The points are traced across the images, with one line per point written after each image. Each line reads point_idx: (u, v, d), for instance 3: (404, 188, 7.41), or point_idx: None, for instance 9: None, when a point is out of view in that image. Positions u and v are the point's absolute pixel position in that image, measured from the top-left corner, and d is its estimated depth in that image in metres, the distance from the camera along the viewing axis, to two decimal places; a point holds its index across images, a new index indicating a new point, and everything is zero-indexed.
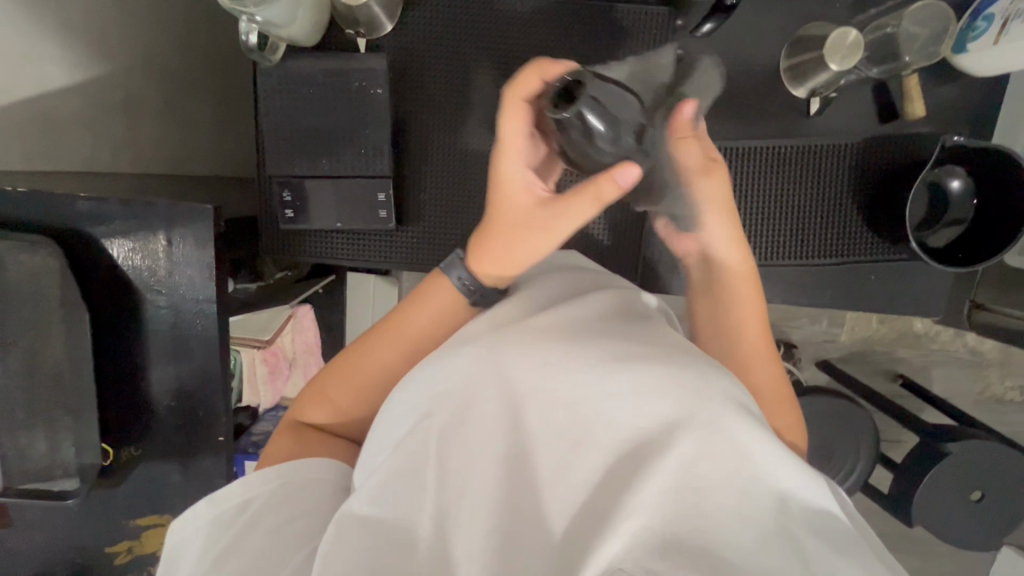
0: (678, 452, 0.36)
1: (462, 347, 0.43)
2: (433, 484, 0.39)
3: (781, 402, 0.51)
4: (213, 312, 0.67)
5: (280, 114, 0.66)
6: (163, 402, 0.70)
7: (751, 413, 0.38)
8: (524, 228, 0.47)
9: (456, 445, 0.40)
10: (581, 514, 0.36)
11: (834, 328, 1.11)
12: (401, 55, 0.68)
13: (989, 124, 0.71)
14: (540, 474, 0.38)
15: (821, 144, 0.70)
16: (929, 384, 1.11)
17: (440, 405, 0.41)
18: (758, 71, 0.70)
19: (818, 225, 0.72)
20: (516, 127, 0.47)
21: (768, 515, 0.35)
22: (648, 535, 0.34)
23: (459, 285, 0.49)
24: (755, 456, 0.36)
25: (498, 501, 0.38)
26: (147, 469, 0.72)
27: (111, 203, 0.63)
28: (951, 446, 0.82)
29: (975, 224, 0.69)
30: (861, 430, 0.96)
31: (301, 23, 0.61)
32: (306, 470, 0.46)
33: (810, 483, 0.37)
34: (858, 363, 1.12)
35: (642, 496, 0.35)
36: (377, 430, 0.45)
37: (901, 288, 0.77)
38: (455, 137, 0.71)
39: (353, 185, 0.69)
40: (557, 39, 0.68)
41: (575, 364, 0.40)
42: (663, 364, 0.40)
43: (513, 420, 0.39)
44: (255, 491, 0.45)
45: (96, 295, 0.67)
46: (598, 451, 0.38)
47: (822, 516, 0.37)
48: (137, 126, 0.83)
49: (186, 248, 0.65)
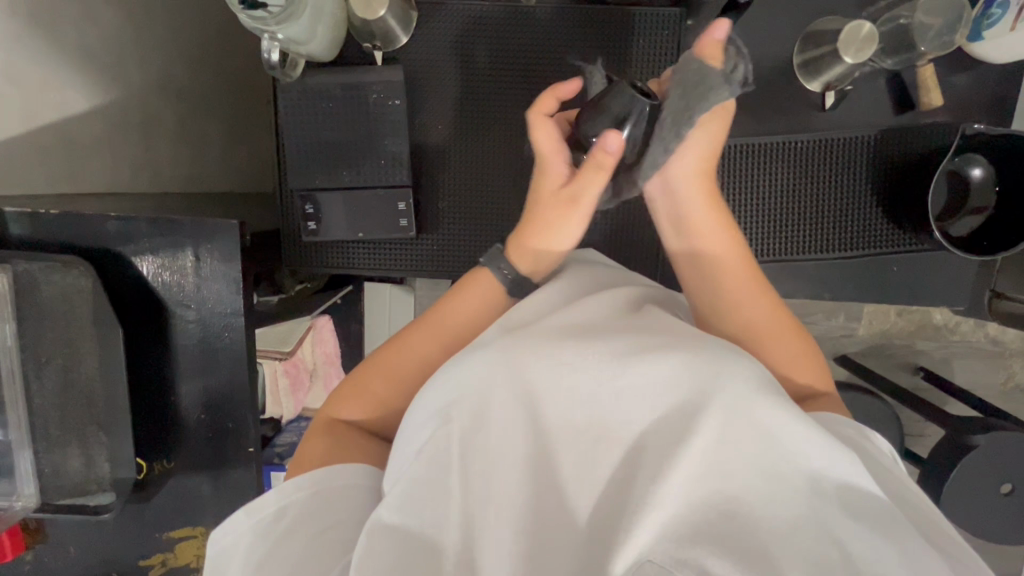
0: (702, 438, 0.37)
1: (477, 349, 0.44)
2: (458, 491, 0.40)
3: (804, 364, 0.51)
4: (241, 325, 0.68)
5: (300, 129, 0.67)
6: (194, 414, 0.70)
7: (773, 392, 0.39)
8: (554, 219, 0.52)
9: (477, 450, 0.40)
10: (609, 507, 0.38)
11: (852, 322, 1.11)
12: (415, 65, 0.69)
13: (1005, 110, 0.71)
14: (563, 471, 0.40)
15: (831, 137, 0.70)
16: (951, 375, 1.10)
17: (457, 409, 0.41)
18: (769, 68, 0.71)
19: (833, 218, 0.72)
20: (548, 132, 0.53)
21: (801, 498, 0.37)
22: (678, 524, 0.37)
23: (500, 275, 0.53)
24: (776, 435, 0.38)
25: (525, 503, 0.39)
26: (177, 483, 0.73)
27: (139, 222, 0.65)
28: (980, 439, 0.81)
29: (997, 211, 0.68)
30: (886, 424, 0.95)
31: (320, 40, 0.62)
32: (341, 475, 0.46)
33: (845, 463, 0.38)
34: (878, 356, 1.12)
35: (669, 485, 0.37)
36: (402, 436, 0.46)
37: (924, 277, 0.76)
38: (472, 144, 0.71)
39: (372, 196, 0.70)
40: (572, 42, 0.69)
41: (589, 359, 0.41)
42: (680, 352, 0.40)
43: (530, 421, 0.41)
44: (291, 498, 0.45)
45: (126, 313, 0.68)
46: (619, 447, 0.39)
47: (858, 494, 0.37)
48: (155, 145, 0.85)
49: (213, 263, 0.66)
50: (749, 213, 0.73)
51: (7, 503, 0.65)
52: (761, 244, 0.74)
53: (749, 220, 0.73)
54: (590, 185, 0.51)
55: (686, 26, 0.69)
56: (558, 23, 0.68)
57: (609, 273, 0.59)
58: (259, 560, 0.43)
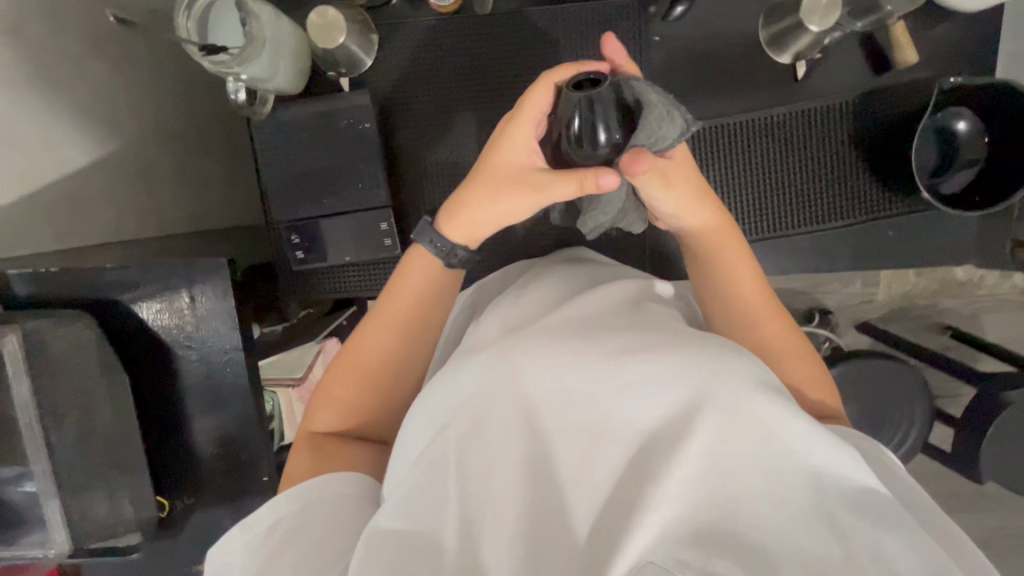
0: (700, 437, 0.37)
1: (471, 357, 0.44)
2: (455, 495, 0.40)
3: (796, 359, 0.52)
4: (241, 358, 0.69)
5: (278, 160, 0.67)
6: (208, 449, 0.72)
7: (772, 389, 0.40)
8: (508, 186, 0.50)
9: (476, 455, 0.41)
10: (611, 509, 0.38)
11: (870, 288, 1.08)
12: (381, 87, 0.70)
13: (989, 59, 0.68)
14: (560, 473, 0.40)
15: (813, 106, 0.69)
16: (982, 332, 1.07)
17: (455, 417, 0.42)
18: (736, 46, 0.69)
19: (819, 189, 0.71)
20: (538, 106, 0.49)
21: (804, 494, 0.36)
22: (678, 525, 0.37)
23: (433, 247, 0.53)
24: (775, 431, 0.37)
25: (524, 509, 0.39)
26: (200, 517, 0.75)
27: (135, 270, 0.66)
28: (1013, 395, 0.80)
29: (989, 163, 0.66)
30: (913, 388, 0.94)
31: (283, 74, 0.62)
32: (335, 485, 0.48)
33: (842, 452, 0.39)
34: (901, 320, 1.09)
35: (665, 484, 0.37)
36: (399, 445, 0.46)
37: (921, 240, 0.74)
38: (446, 157, 0.71)
39: (355, 219, 0.69)
40: (533, 43, 0.68)
41: (588, 360, 0.41)
42: (675, 351, 0.41)
43: (528, 426, 0.41)
44: (283, 512, 0.47)
45: (131, 357, 0.70)
46: (617, 447, 0.39)
47: (861, 490, 0.38)
48: (157, 191, 0.87)
49: (208, 301, 0.67)
50: (734, 191, 0.72)
51: (42, 552, 0.67)
52: (748, 222, 0.72)
53: (735, 199, 0.72)
54: (559, 184, 0.47)
55: (649, 13, 0.68)
56: (519, 29, 0.68)
57: (604, 275, 0.59)
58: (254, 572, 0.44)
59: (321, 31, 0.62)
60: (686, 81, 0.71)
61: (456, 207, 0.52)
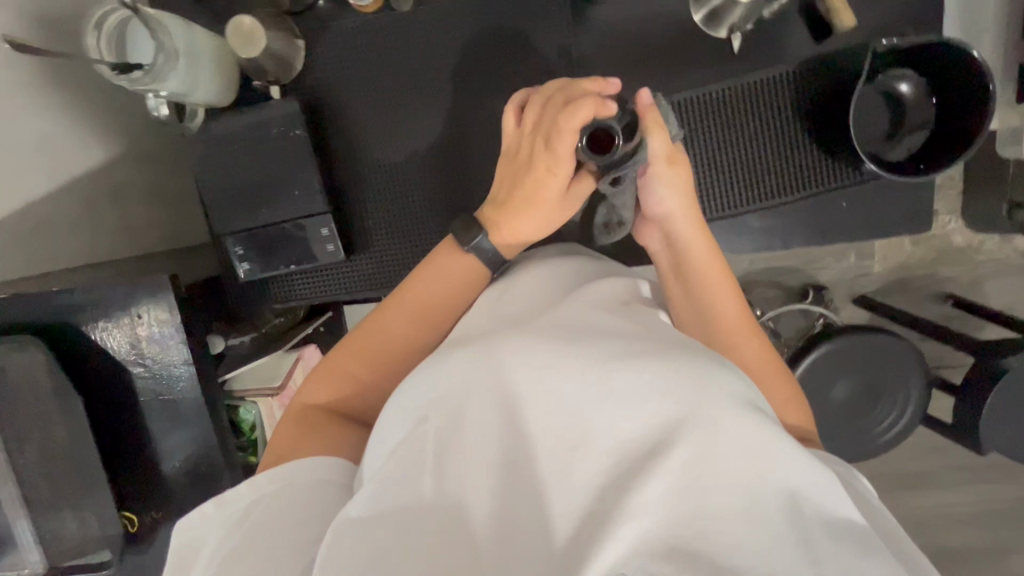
0: (680, 452, 0.36)
1: (451, 354, 0.44)
2: (428, 488, 0.39)
3: (772, 377, 0.52)
4: (192, 374, 0.69)
5: (215, 173, 0.67)
6: (169, 464, 0.73)
7: (760, 412, 0.39)
8: (553, 212, 0.56)
9: (453, 449, 0.40)
10: (582, 515, 0.36)
11: (865, 261, 1.04)
12: (310, 92, 0.70)
13: (934, 17, 0.65)
14: (539, 472, 0.38)
15: (750, 79, 0.67)
16: (985, 298, 1.03)
17: (434, 411, 0.42)
18: (668, 25, 0.68)
19: (767, 163, 0.69)
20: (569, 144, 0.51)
21: (779, 514, 0.35)
22: (652, 540, 0.35)
23: (487, 259, 0.57)
24: (755, 452, 0.36)
25: (495, 509, 0.38)
26: (170, 531, 0.76)
27: (80, 293, 0.66)
28: (1010, 361, 0.79)
29: (938, 125, 0.64)
30: (905, 360, 0.91)
31: (206, 86, 0.62)
32: (312, 471, 0.48)
33: (818, 475, 0.37)
34: (900, 292, 1.04)
35: (642, 496, 0.35)
36: (379, 429, 0.46)
37: (883, 210, 0.71)
38: (383, 159, 0.71)
39: (294, 227, 0.69)
40: (458, 38, 0.68)
41: (572, 364, 0.40)
42: (663, 362, 0.40)
43: (509, 422, 0.40)
44: (261, 491, 0.47)
45: (85, 378, 0.70)
46: (595, 452, 0.38)
47: (833, 517, 0.37)
48: (128, 212, 0.88)
49: (155, 318, 0.67)
50: None
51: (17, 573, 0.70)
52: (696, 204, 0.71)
53: None
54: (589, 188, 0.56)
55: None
56: (443, 22, 0.68)
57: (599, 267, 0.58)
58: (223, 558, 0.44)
59: (242, 39, 0.61)
60: (622, 65, 0.69)
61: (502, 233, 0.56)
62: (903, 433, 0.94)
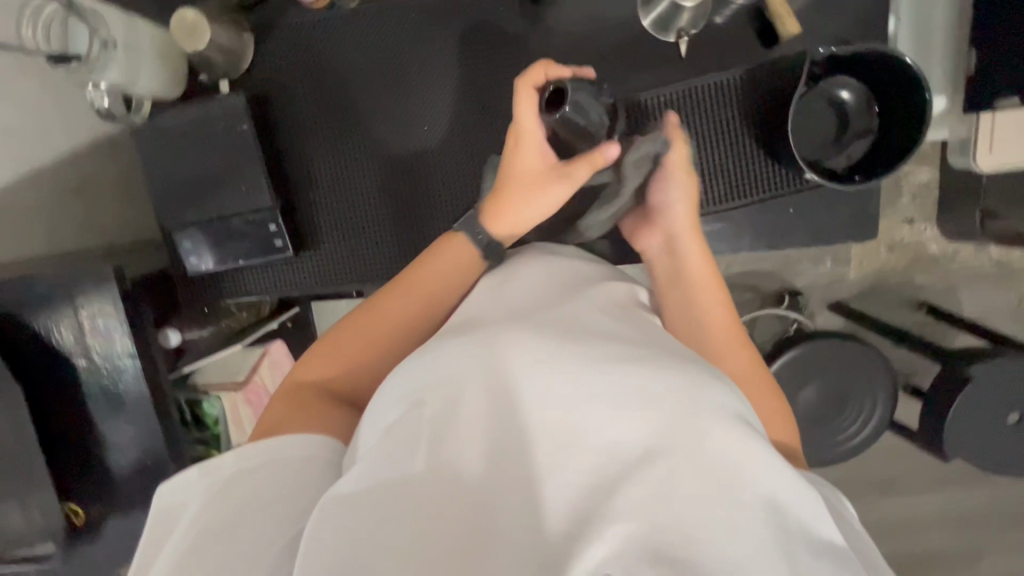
0: (673, 455, 0.33)
1: (449, 340, 0.42)
2: (420, 470, 0.35)
3: (758, 390, 0.51)
4: (137, 368, 0.69)
5: (164, 166, 0.67)
6: (115, 457, 0.73)
7: (748, 425, 0.37)
8: (538, 185, 0.56)
9: (447, 432, 0.36)
10: (576, 512, 0.32)
11: (840, 266, 1.03)
12: (260, 87, 0.70)
13: (877, 26, 0.66)
14: (537, 460, 0.34)
15: (697, 83, 0.67)
16: (958, 305, 1.03)
17: (430, 395, 0.38)
18: (616, 29, 0.68)
19: (717, 166, 0.69)
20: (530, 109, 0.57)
21: (764, 528, 0.32)
22: (637, 543, 0.31)
23: (479, 240, 0.56)
24: (743, 458, 0.34)
25: (480, 498, 0.34)
26: (118, 524, 0.75)
27: (23, 285, 0.66)
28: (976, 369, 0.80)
29: (881, 133, 0.65)
30: (870, 366, 0.92)
31: (148, 77, 0.63)
32: (301, 445, 0.45)
33: (795, 491, 0.36)
34: (876, 297, 1.03)
35: (631, 496, 0.32)
36: (367, 418, 0.43)
37: (831, 215, 0.72)
38: (331, 154, 0.71)
39: (241, 221, 0.69)
40: (406, 37, 0.69)
41: (572, 360, 0.38)
42: (659, 364, 0.38)
43: (507, 410, 0.36)
44: (246, 464, 0.44)
45: (26, 371, 0.70)
46: (591, 451, 0.34)
47: (809, 535, 0.35)
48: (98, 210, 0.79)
49: (96, 313, 0.67)
50: None
51: None
52: None
53: None
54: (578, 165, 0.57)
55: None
56: (396, 20, 0.69)
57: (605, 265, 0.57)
58: (187, 545, 0.40)
59: (186, 32, 0.60)
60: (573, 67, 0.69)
61: (494, 208, 0.56)
62: (868, 440, 0.94)
